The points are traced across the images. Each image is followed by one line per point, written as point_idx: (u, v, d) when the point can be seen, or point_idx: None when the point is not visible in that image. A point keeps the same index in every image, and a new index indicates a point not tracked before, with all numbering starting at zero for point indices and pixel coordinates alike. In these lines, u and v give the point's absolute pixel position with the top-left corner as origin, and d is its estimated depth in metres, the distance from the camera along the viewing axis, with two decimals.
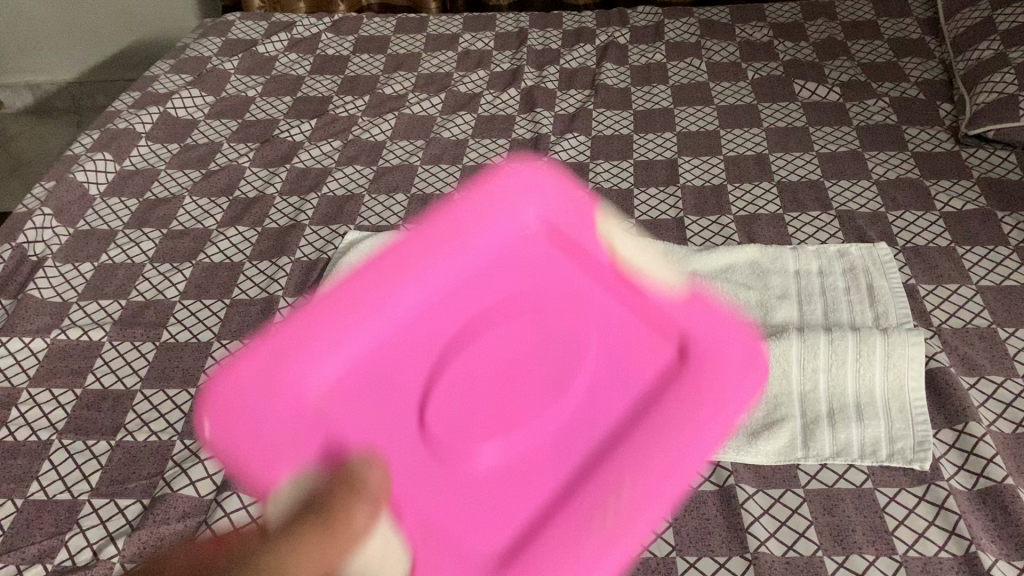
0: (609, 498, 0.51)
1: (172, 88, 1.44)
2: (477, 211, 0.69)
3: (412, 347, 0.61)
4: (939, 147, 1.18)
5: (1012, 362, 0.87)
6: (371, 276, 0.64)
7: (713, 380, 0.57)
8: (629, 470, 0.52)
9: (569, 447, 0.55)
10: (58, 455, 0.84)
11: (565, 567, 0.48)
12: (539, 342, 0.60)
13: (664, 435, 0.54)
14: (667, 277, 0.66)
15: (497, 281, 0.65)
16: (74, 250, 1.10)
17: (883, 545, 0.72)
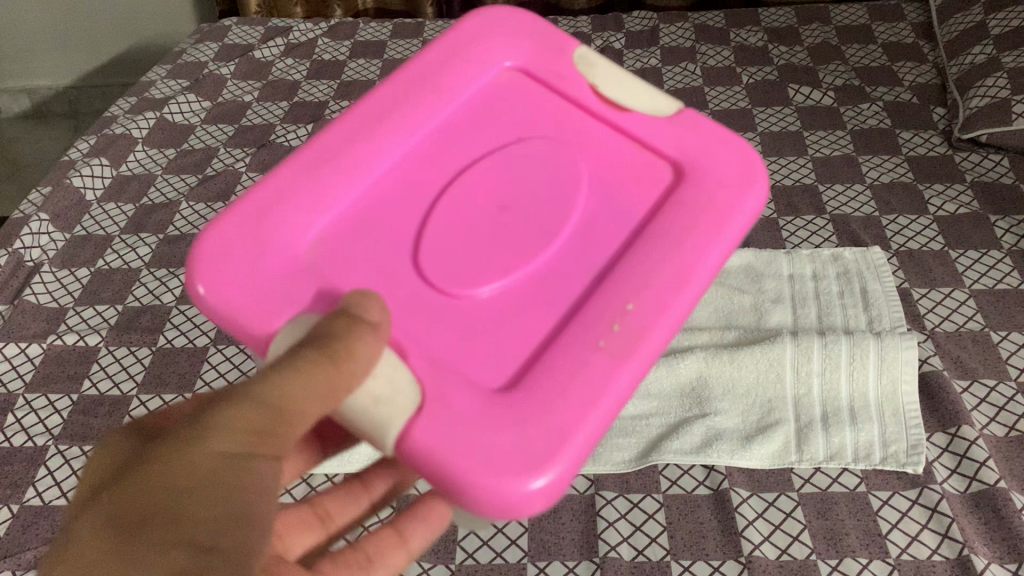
0: (614, 317, 0.54)
1: (168, 93, 1.44)
2: (450, 61, 0.68)
3: (402, 187, 0.61)
4: (933, 151, 1.19)
5: (1004, 366, 0.88)
6: (349, 126, 0.63)
7: (713, 201, 0.60)
8: (630, 295, 0.55)
9: (567, 275, 0.58)
10: (54, 460, 0.84)
11: (578, 382, 0.52)
12: (533, 180, 0.61)
13: (664, 256, 0.57)
14: (648, 108, 0.67)
15: (484, 127, 0.65)
16: (71, 256, 1.10)
17: (876, 548, 0.73)
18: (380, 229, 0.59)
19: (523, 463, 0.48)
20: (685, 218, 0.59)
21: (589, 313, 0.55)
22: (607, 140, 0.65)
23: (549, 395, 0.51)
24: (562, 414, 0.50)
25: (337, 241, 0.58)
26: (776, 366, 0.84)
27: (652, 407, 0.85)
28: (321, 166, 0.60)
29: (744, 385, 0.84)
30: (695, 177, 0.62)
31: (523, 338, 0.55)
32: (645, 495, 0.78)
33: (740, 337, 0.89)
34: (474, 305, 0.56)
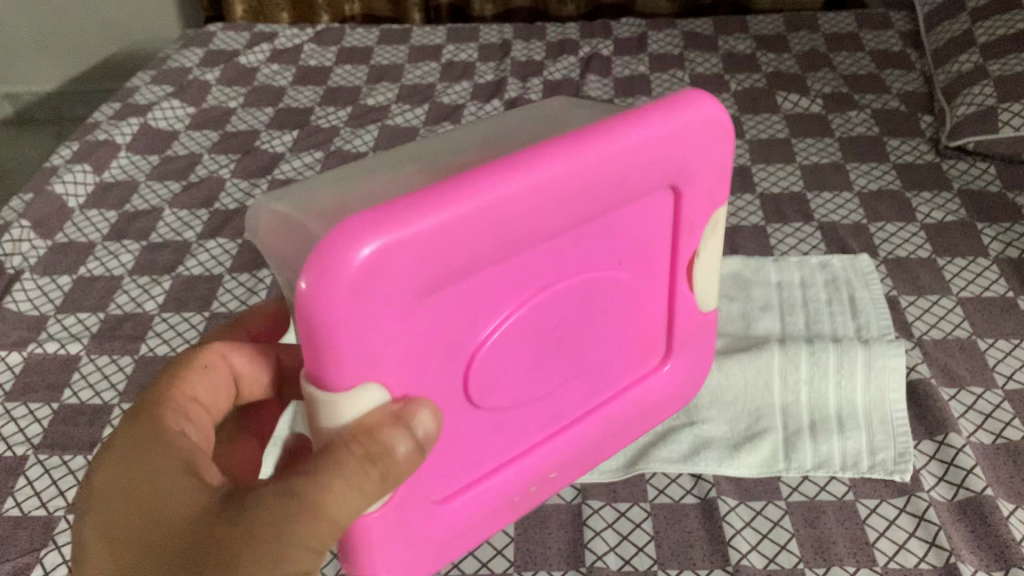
0: (541, 479, 0.66)
1: (153, 99, 1.43)
2: (669, 161, 0.58)
3: (512, 278, 0.55)
4: (920, 158, 1.19)
5: (992, 374, 0.88)
6: (542, 211, 0.51)
7: (656, 406, 0.73)
8: (566, 461, 0.67)
9: (543, 414, 0.64)
10: (34, 470, 0.82)
11: (485, 524, 0.63)
12: (584, 322, 0.62)
13: (602, 440, 0.69)
14: (707, 294, 0.70)
15: (603, 234, 0.60)
16: (53, 263, 1.09)
17: (864, 556, 0.72)
18: (472, 321, 0.54)
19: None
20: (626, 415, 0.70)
21: (531, 466, 0.64)
22: (653, 296, 0.68)
23: (458, 534, 0.61)
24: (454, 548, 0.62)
25: (427, 316, 0.50)
26: (764, 374, 0.85)
27: None
28: (495, 238, 0.49)
29: (733, 393, 0.85)
30: (657, 381, 0.72)
31: (483, 460, 0.61)
32: (632, 504, 0.77)
33: (727, 344, 0.89)
34: (474, 419, 0.59)
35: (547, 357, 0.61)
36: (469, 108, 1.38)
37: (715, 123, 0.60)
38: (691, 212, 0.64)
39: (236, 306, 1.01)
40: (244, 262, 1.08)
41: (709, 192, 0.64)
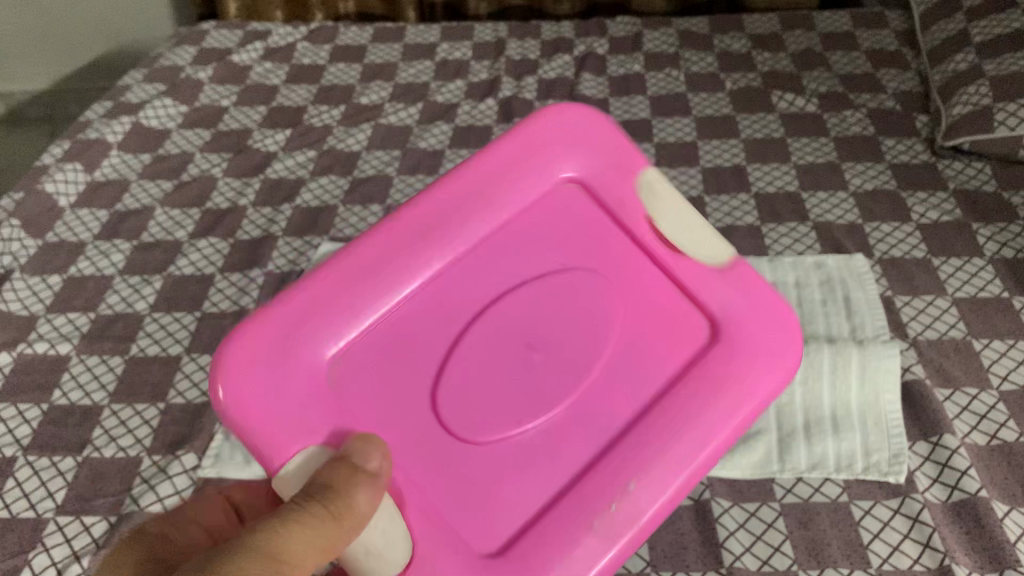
0: (612, 492, 0.58)
1: (144, 97, 1.42)
2: (514, 176, 0.72)
3: (434, 318, 0.66)
4: (916, 158, 1.18)
5: (987, 375, 0.87)
6: (389, 243, 0.68)
7: (740, 368, 0.63)
8: (637, 462, 0.59)
9: (578, 433, 0.62)
10: (23, 472, 0.82)
11: (558, 553, 0.56)
12: (561, 328, 0.66)
13: (684, 422, 0.61)
14: (705, 250, 0.70)
15: (526, 258, 0.70)
16: (43, 262, 1.08)
17: (858, 558, 0.71)
18: (408, 357, 0.64)
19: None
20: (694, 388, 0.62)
21: (589, 486, 0.59)
22: (641, 280, 0.69)
23: None
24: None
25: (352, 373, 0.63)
26: None
27: None
28: (354, 276, 0.66)
29: None
30: (721, 351, 0.64)
31: (519, 496, 0.59)
32: None
33: None
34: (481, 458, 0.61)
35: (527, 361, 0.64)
36: (463, 107, 1.38)
37: (558, 132, 0.74)
38: (602, 198, 0.73)
39: (228, 306, 1.01)
40: (236, 262, 1.08)
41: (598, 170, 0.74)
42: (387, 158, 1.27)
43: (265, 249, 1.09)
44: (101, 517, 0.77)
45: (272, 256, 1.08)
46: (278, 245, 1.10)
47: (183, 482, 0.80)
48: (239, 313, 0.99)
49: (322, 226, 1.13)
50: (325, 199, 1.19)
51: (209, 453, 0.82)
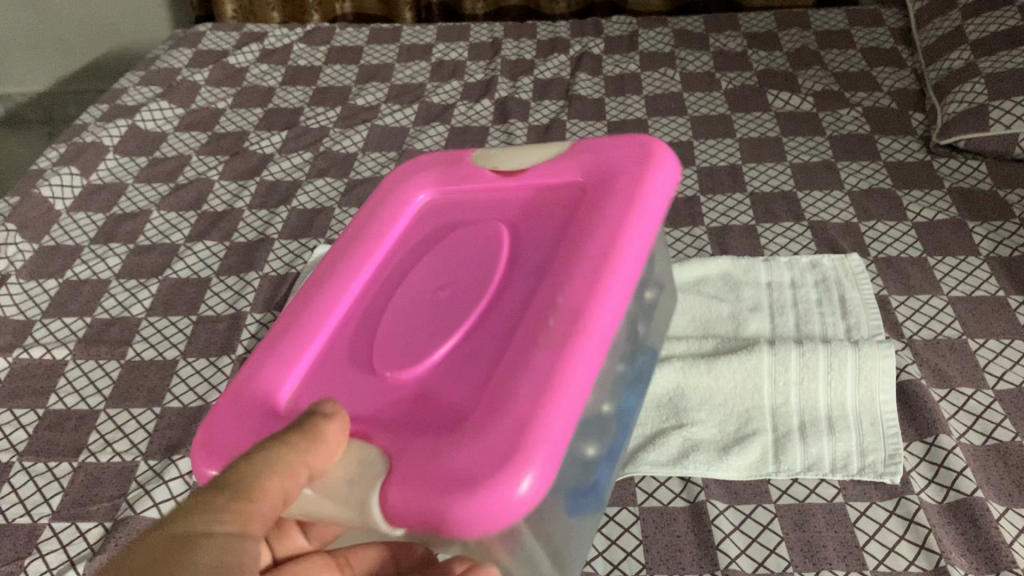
0: (545, 319, 0.60)
1: (141, 100, 1.42)
2: (373, 208, 0.79)
3: (361, 318, 0.69)
4: (911, 157, 1.18)
5: (983, 375, 0.87)
6: (306, 298, 0.71)
7: (617, 185, 0.70)
8: (557, 289, 0.62)
9: (498, 316, 0.64)
10: (19, 477, 0.82)
11: (527, 380, 0.56)
12: (466, 256, 0.70)
13: (587, 242, 0.65)
14: (547, 147, 0.78)
15: (426, 240, 0.74)
16: (40, 267, 1.08)
17: (853, 560, 0.71)
18: (342, 352, 0.66)
19: (506, 467, 0.52)
20: (587, 225, 0.67)
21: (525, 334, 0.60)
22: (521, 197, 0.75)
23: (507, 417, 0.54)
24: (545, 402, 0.55)
25: (306, 395, 0.64)
26: (753, 376, 0.84)
27: None
28: (284, 332, 0.69)
29: (722, 395, 0.84)
30: (599, 193, 0.70)
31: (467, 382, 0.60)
32: (621, 508, 0.77)
33: (716, 346, 0.89)
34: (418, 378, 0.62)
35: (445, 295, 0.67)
36: (459, 108, 1.38)
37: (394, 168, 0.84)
38: (459, 170, 0.80)
39: (224, 309, 1.01)
40: (232, 266, 1.08)
41: (436, 167, 0.81)
42: (383, 159, 1.27)
43: (261, 252, 1.09)
44: (97, 522, 0.77)
45: (268, 259, 1.08)
46: (274, 248, 1.10)
47: (179, 487, 0.80)
48: (236, 316, 0.99)
49: (318, 229, 1.13)
50: (321, 201, 1.19)
51: None
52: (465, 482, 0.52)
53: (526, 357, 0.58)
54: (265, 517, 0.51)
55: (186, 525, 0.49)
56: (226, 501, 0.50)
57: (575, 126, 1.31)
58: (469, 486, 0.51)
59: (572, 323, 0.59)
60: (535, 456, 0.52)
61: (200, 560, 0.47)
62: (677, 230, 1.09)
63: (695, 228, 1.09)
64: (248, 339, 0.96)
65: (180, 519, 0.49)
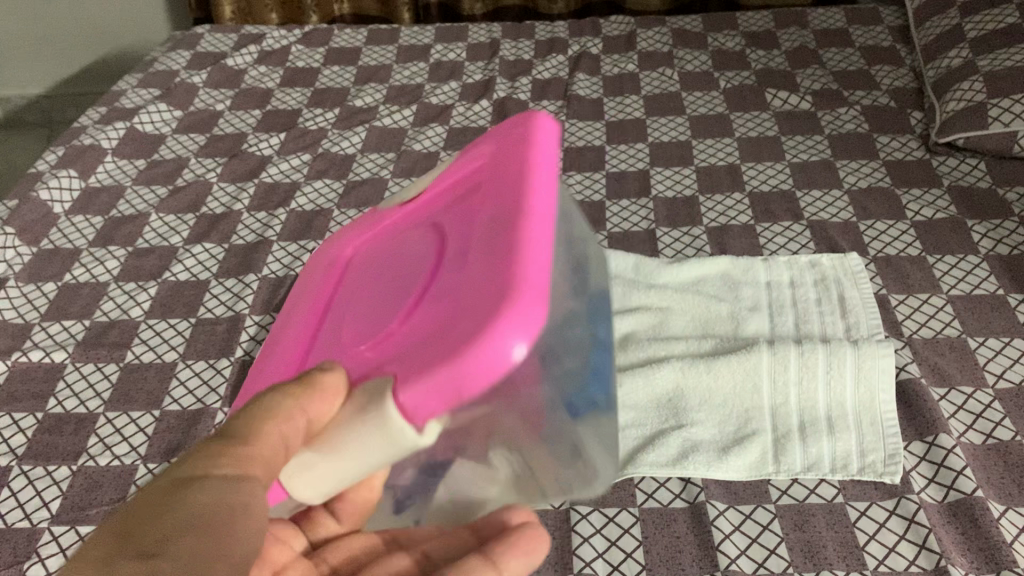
0: (481, 234, 0.60)
1: (139, 102, 1.42)
2: (316, 285, 0.81)
3: (330, 339, 0.70)
4: (910, 155, 1.18)
5: (983, 373, 0.87)
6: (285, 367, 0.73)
7: (509, 119, 0.72)
8: (487, 212, 0.62)
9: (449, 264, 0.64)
10: (18, 481, 0.82)
11: (479, 275, 0.56)
12: (413, 248, 0.71)
13: (500, 170, 0.66)
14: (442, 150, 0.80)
15: (374, 261, 0.76)
16: (38, 270, 1.08)
17: (853, 560, 0.71)
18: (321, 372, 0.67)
19: (490, 321, 0.51)
20: (497, 162, 0.68)
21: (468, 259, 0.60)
22: (439, 184, 0.76)
23: (469, 307, 0.54)
24: (507, 263, 0.54)
25: None
26: (752, 376, 0.84)
27: (629, 418, 0.84)
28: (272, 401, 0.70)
29: (722, 395, 0.84)
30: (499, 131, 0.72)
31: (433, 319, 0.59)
32: (620, 509, 0.77)
33: (716, 346, 0.88)
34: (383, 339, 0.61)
35: (401, 276, 0.68)
36: (457, 108, 1.38)
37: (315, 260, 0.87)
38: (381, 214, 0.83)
39: (223, 311, 1.01)
40: (231, 268, 1.08)
41: (356, 233, 0.83)
42: (381, 160, 1.27)
43: (260, 253, 1.09)
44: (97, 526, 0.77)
45: (267, 260, 1.08)
46: (273, 250, 1.10)
47: None
48: (234, 319, 0.99)
49: (316, 230, 1.13)
50: (320, 203, 1.19)
51: None
52: (463, 354, 0.51)
53: (477, 262, 0.58)
54: (268, 461, 0.51)
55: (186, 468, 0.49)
56: (224, 446, 0.50)
57: (573, 126, 1.31)
58: (463, 361, 0.51)
59: (507, 214, 0.59)
60: (502, 310, 0.51)
61: (190, 497, 0.47)
62: (676, 230, 1.09)
63: (693, 227, 1.09)
64: (247, 341, 0.96)
65: (183, 464, 0.49)
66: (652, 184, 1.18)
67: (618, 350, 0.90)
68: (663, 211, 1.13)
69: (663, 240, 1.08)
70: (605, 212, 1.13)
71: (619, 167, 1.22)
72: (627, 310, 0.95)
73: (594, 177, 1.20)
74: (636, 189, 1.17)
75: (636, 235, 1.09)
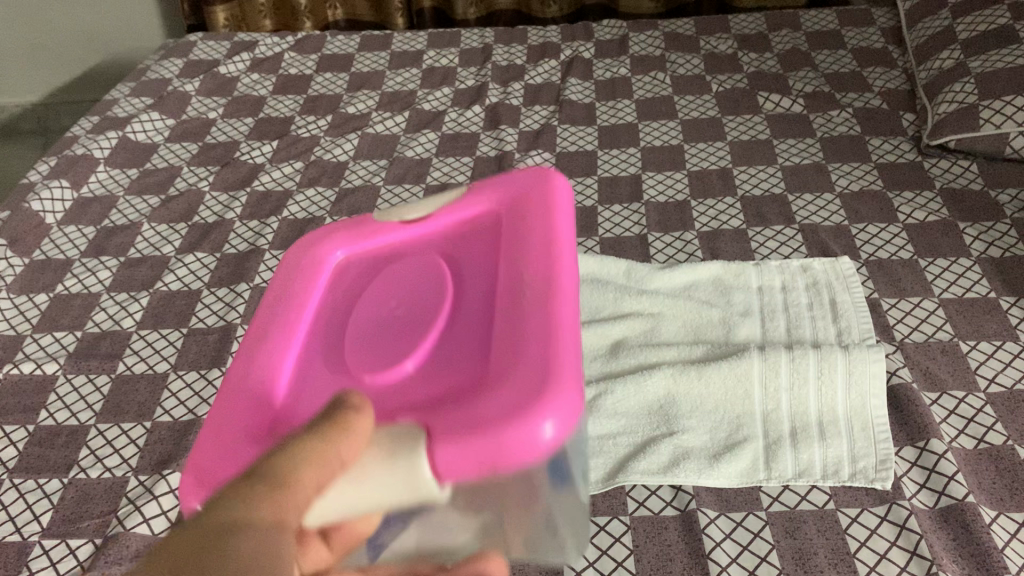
0: (515, 311, 0.63)
1: (131, 111, 1.42)
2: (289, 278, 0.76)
3: (325, 360, 0.68)
4: (902, 158, 1.18)
5: (975, 378, 0.87)
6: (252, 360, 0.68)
7: (537, 196, 0.75)
8: (518, 289, 0.65)
9: (469, 327, 0.66)
10: (9, 494, 0.82)
11: (522, 354, 0.59)
12: (421, 284, 0.70)
13: (531, 247, 0.69)
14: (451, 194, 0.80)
15: (370, 284, 0.74)
16: (30, 281, 1.08)
17: (845, 567, 0.71)
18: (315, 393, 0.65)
19: (540, 400, 0.55)
20: (519, 234, 0.71)
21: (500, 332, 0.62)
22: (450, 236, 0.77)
23: (511, 386, 0.57)
24: (553, 351, 0.58)
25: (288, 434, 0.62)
26: (744, 382, 0.84)
27: (619, 425, 0.84)
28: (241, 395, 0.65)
29: (714, 401, 0.84)
30: (529, 203, 0.75)
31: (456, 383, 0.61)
32: (611, 517, 0.77)
33: (708, 352, 0.88)
34: (400, 389, 0.62)
35: (410, 309, 0.67)
36: (450, 114, 1.38)
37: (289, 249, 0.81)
38: (371, 226, 0.79)
39: (215, 321, 1.01)
40: (222, 277, 1.07)
41: (344, 233, 0.79)
42: (374, 167, 1.26)
43: (252, 262, 1.09)
44: (86, 539, 0.77)
45: (258, 269, 1.08)
46: (265, 258, 1.10)
47: (169, 502, 0.80)
48: (226, 329, 0.99)
49: None
50: (312, 211, 1.18)
51: None
52: (511, 421, 0.55)
53: (513, 335, 0.61)
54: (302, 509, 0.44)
55: (223, 514, 0.41)
56: (262, 489, 0.43)
57: (566, 131, 1.31)
58: (505, 432, 0.55)
59: (547, 297, 0.63)
60: (552, 402, 0.55)
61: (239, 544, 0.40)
62: (668, 235, 1.09)
63: (685, 232, 1.09)
64: (238, 351, 0.96)
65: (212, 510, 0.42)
66: (644, 189, 1.18)
67: (609, 357, 0.90)
68: (654, 216, 1.13)
69: (654, 245, 1.08)
70: (597, 217, 1.13)
71: (611, 172, 1.22)
72: (619, 317, 0.95)
73: (585, 182, 1.20)
74: (628, 194, 1.17)
75: (627, 240, 1.09)
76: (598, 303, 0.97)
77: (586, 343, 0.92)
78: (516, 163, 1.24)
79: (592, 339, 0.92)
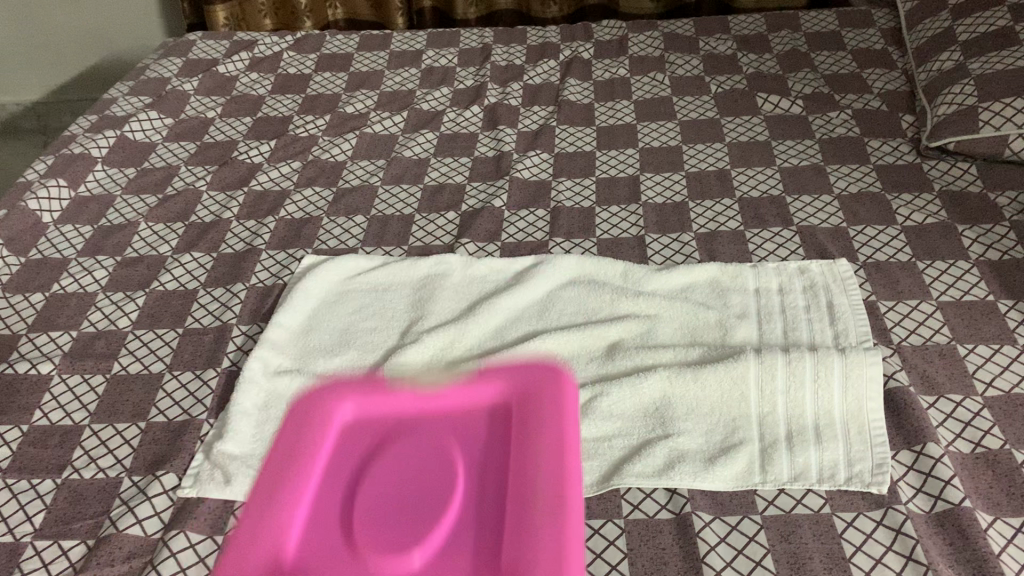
0: (526, 538, 0.60)
1: (130, 111, 1.42)
2: (294, 435, 0.69)
3: (323, 534, 0.61)
4: (901, 159, 1.18)
5: (972, 381, 0.86)
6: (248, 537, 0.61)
7: (553, 397, 0.71)
8: (531, 512, 0.62)
9: (478, 527, 0.61)
10: (2, 495, 0.81)
11: None
12: (432, 466, 0.64)
13: (544, 465, 0.66)
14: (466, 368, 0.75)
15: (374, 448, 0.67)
16: (26, 281, 1.07)
17: (840, 572, 0.71)
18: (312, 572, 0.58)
19: None
20: (533, 420, 0.69)
21: (511, 557, 0.59)
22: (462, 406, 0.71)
23: None
24: None
25: None
26: (740, 385, 0.84)
27: (615, 428, 0.83)
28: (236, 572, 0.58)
29: (709, 404, 0.84)
30: (545, 403, 0.71)
31: None
32: (606, 520, 0.77)
33: (704, 354, 0.88)
34: None
35: (419, 494, 0.62)
36: (448, 114, 1.37)
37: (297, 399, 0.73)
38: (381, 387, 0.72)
39: (210, 321, 1.01)
40: (219, 277, 1.07)
41: (355, 391, 0.72)
42: (371, 167, 1.26)
43: (249, 262, 1.09)
44: (80, 540, 0.77)
45: (255, 269, 1.08)
46: (262, 258, 1.10)
47: (162, 503, 0.80)
48: (222, 329, 0.99)
49: (305, 239, 1.13)
50: (309, 211, 1.18)
51: (189, 473, 0.82)
52: None
53: (525, 556, 0.59)
54: None
55: None
56: None
57: (564, 132, 1.31)
58: None
59: (556, 536, 0.61)
60: None
61: None
62: (665, 236, 1.09)
63: (682, 234, 1.09)
64: (234, 352, 0.96)
65: None
66: (642, 190, 1.17)
67: (605, 360, 0.90)
68: (652, 217, 1.12)
69: (652, 246, 1.07)
70: (595, 218, 1.13)
71: (610, 173, 1.21)
72: (616, 319, 0.95)
73: (583, 183, 1.20)
74: (626, 195, 1.17)
75: (624, 241, 1.09)
76: (594, 305, 0.97)
77: (581, 345, 0.92)
78: (514, 164, 1.24)
79: (588, 340, 0.92)
